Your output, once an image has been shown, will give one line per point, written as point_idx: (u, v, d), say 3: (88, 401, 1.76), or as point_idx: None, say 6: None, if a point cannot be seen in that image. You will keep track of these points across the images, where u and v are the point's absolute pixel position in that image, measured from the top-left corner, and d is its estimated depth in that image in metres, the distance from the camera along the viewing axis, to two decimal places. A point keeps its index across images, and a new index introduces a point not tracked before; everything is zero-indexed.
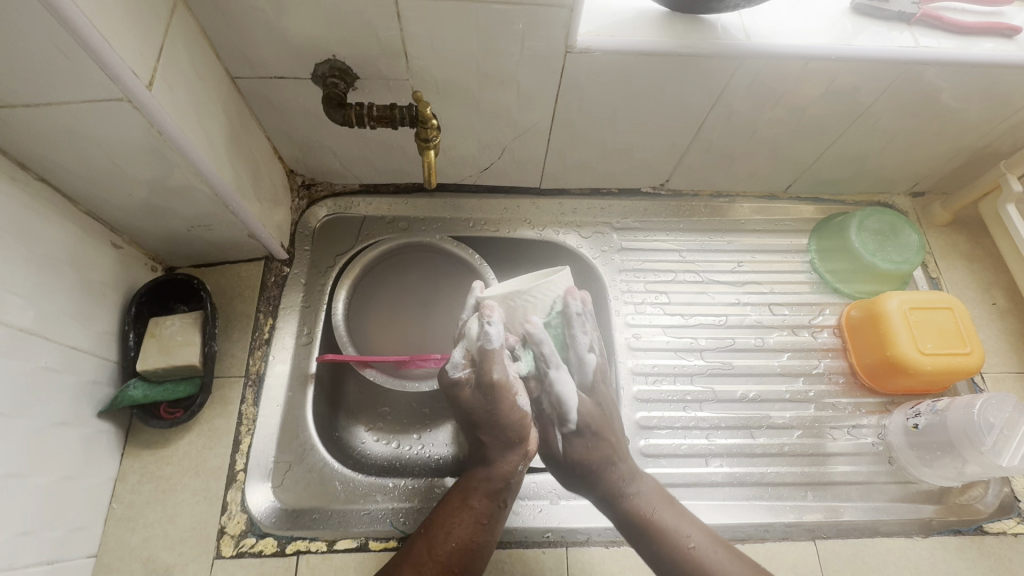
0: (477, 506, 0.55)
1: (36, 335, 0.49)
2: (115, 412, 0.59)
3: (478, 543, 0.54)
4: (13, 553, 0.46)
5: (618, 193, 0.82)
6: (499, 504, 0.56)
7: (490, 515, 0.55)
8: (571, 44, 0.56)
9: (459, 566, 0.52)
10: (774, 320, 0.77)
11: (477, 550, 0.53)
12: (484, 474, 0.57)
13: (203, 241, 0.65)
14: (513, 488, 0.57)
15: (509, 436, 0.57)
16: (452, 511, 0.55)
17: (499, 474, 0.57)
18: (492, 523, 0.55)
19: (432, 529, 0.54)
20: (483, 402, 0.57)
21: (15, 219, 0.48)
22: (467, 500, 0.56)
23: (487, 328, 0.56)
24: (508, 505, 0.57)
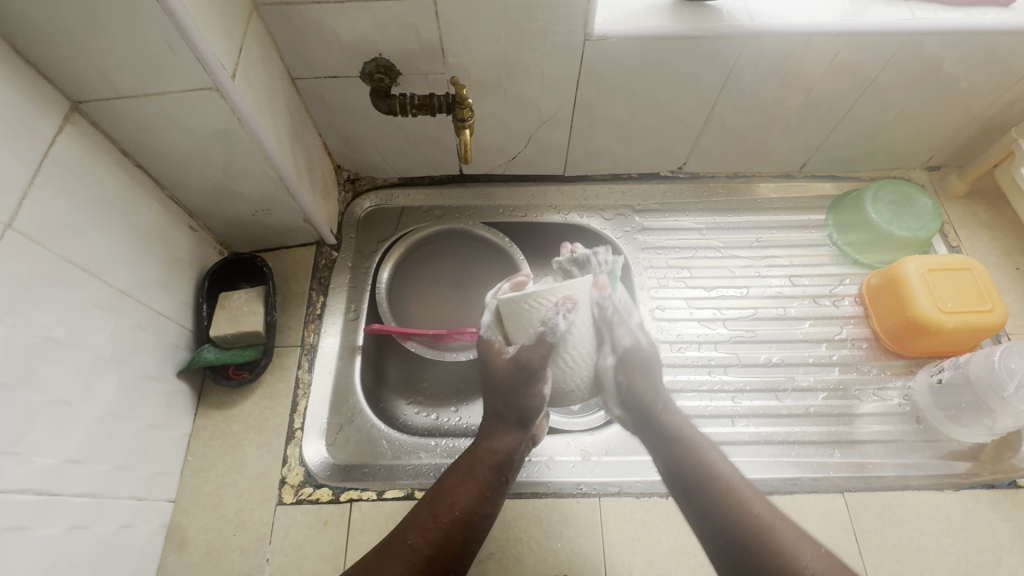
0: (480, 477, 0.56)
1: (134, 297, 0.57)
2: (190, 374, 0.66)
3: (479, 513, 0.55)
4: (113, 484, 0.53)
5: (638, 178, 0.88)
6: (501, 478, 0.57)
7: (492, 490, 0.56)
8: (589, 32, 0.62)
9: (460, 533, 0.53)
10: (795, 290, 0.80)
11: (480, 520, 0.55)
12: (488, 450, 0.58)
13: (264, 225, 0.73)
14: (512, 467, 0.58)
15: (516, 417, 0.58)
16: (457, 482, 0.55)
17: (500, 450, 0.58)
18: (495, 496, 0.56)
19: (439, 497, 0.54)
20: (516, 377, 0.57)
21: (119, 197, 0.56)
22: (474, 473, 0.56)
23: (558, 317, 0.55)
24: (507, 481, 0.58)
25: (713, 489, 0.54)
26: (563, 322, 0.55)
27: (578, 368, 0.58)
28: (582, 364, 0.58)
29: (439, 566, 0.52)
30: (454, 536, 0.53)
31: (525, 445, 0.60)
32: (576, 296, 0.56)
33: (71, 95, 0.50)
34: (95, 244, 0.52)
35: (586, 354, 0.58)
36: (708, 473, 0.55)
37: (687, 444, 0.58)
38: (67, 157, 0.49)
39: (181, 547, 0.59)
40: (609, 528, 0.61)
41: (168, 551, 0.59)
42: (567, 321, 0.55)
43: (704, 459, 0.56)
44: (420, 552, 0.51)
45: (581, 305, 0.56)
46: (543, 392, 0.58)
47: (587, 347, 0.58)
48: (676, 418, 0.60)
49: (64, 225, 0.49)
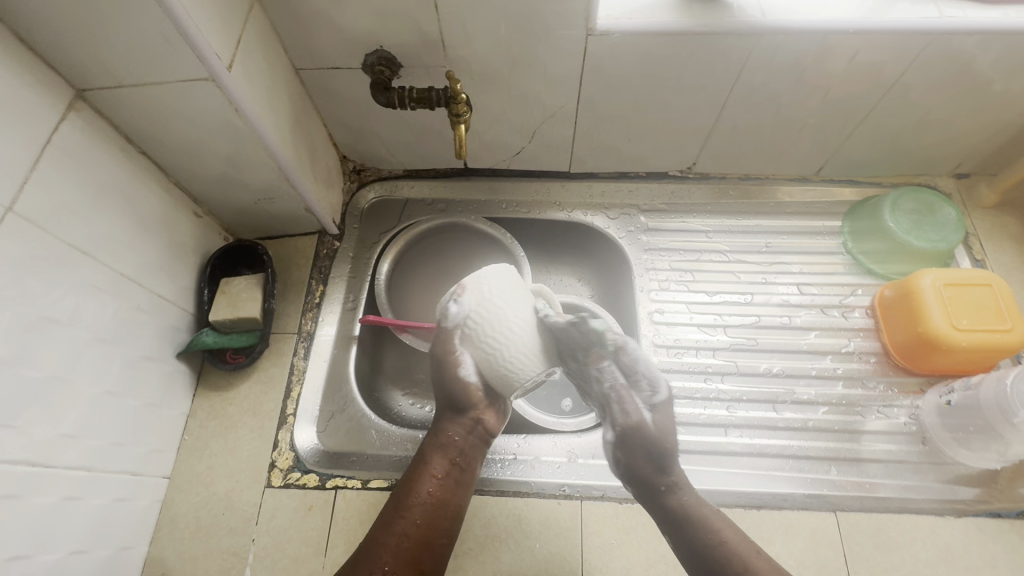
0: (434, 463, 0.55)
1: (134, 280, 0.59)
2: (190, 356, 0.68)
3: (442, 500, 0.54)
4: (107, 459, 0.55)
5: (646, 177, 0.86)
6: (459, 463, 0.56)
7: (451, 475, 0.55)
8: (592, 27, 0.61)
9: (425, 523, 0.52)
10: (803, 299, 0.77)
11: (444, 507, 0.54)
12: (440, 436, 0.57)
13: (267, 213, 0.74)
14: (470, 450, 0.57)
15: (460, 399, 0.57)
16: (415, 474, 0.55)
17: (452, 434, 0.56)
18: (456, 480, 0.55)
19: (400, 493, 0.54)
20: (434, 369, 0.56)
21: (123, 183, 0.58)
22: (429, 460, 0.55)
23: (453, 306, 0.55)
24: (468, 465, 0.56)
25: (721, 564, 0.50)
26: (454, 306, 0.55)
27: (496, 344, 0.52)
28: (501, 342, 0.52)
29: (409, 560, 0.50)
30: (419, 527, 0.52)
31: (478, 428, 0.57)
32: (470, 282, 0.55)
33: (76, 83, 0.51)
34: (97, 228, 0.54)
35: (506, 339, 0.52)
36: (717, 551, 0.50)
37: (693, 520, 0.52)
38: (70, 144, 0.51)
39: (173, 522, 0.61)
40: (589, 531, 0.61)
41: (161, 525, 0.61)
42: (459, 307, 0.54)
43: (711, 531, 0.51)
44: (386, 546, 0.50)
45: (478, 289, 0.54)
46: (467, 376, 0.55)
47: (499, 323, 0.52)
48: (682, 492, 0.54)
49: (66, 209, 0.51)
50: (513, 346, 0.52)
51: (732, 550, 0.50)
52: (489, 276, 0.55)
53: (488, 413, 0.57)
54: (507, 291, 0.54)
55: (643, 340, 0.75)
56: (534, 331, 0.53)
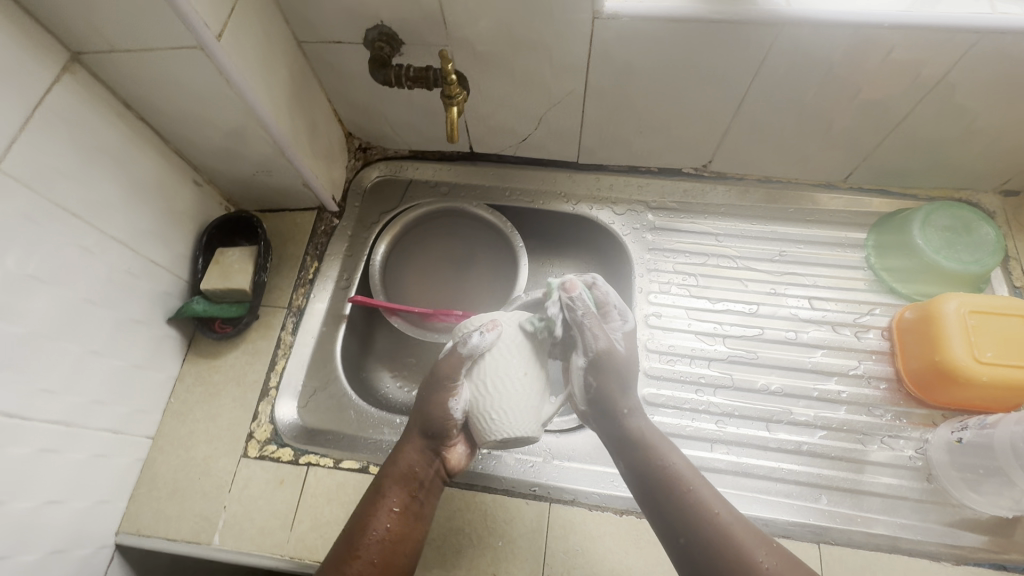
0: (392, 497, 0.54)
1: (126, 244, 0.60)
2: (181, 321, 0.69)
3: (400, 535, 0.53)
4: (88, 416, 0.57)
5: (658, 172, 0.81)
6: (418, 497, 0.55)
7: (410, 510, 0.54)
8: (598, 10, 0.57)
9: (380, 561, 0.51)
10: (814, 314, 0.72)
11: (400, 544, 0.52)
12: (400, 469, 0.55)
13: (266, 187, 0.74)
14: (429, 483, 0.56)
15: (424, 428, 0.56)
16: (371, 509, 0.54)
17: (414, 466, 0.56)
18: (413, 514, 0.54)
19: (354, 528, 0.52)
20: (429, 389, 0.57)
21: (118, 148, 0.59)
22: (386, 494, 0.54)
23: (478, 335, 0.55)
24: (426, 498, 0.55)
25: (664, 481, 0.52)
26: (479, 338, 0.55)
27: (492, 392, 0.53)
28: (496, 392, 0.53)
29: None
30: (374, 565, 0.51)
31: (436, 460, 0.56)
32: (501, 325, 0.57)
33: (71, 46, 0.52)
34: (88, 191, 0.55)
35: (510, 393, 0.53)
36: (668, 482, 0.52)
37: (644, 446, 0.55)
38: (63, 106, 0.52)
39: (153, 481, 0.63)
40: (554, 535, 0.59)
41: (141, 483, 0.63)
42: (482, 338, 0.55)
43: (661, 462, 0.53)
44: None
45: (504, 335, 0.56)
46: (457, 408, 0.55)
47: (509, 375, 0.54)
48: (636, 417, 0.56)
49: (56, 171, 0.52)
50: (506, 400, 0.53)
51: (677, 477, 0.53)
52: (517, 329, 0.57)
53: (447, 446, 0.57)
54: (524, 350, 0.56)
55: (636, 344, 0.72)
56: (530, 392, 0.54)
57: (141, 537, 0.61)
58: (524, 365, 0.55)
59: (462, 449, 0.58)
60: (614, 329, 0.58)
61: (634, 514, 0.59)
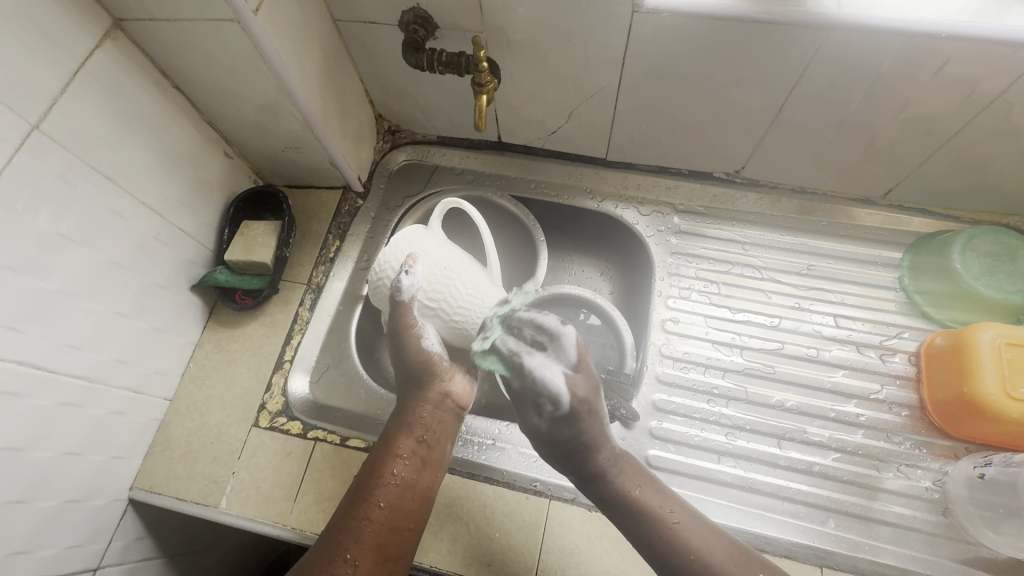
0: (401, 445, 0.56)
1: (156, 210, 0.62)
2: (204, 289, 0.71)
3: (410, 481, 0.55)
4: (110, 374, 0.59)
5: (687, 175, 0.80)
6: (424, 442, 0.57)
7: (416, 456, 0.56)
8: (638, 3, 0.55)
9: (389, 505, 0.53)
10: (838, 332, 0.70)
11: (408, 489, 0.54)
12: (405, 418, 0.58)
13: (294, 163, 0.75)
14: (436, 427, 0.58)
15: (420, 377, 0.59)
16: (379, 458, 0.56)
17: (417, 414, 0.58)
18: (421, 461, 0.56)
19: (365, 477, 0.55)
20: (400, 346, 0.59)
21: (153, 116, 0.60)
22: (393, 443, 0.56)
23: (405, 278, 0.56)
24: (433, 443, 0.57)
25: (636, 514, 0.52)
26: (408, 277, 0.56)
27: (447, 292, 0.57)
28: (450, 293, 0.57)
29: (372, 544, 0.50)
30: (383, 509, 0.52)
31: (442, 405, 0.59)
32: (419, 253, 0.57)
33: (115, 13, 0.53)
34: (123, 156, 0.57)
35: (458, 285, 0.57)
36: (649, 520, 0.52)
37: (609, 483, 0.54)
38: (104, 71, 0.53)
39: (168, 442, 0.66)
40: (552, 532, 0.59)
41: (156, 442, 0.66)
42: (409, 276, 0.56)
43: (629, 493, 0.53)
44: (350, 531, 0.51)
45: (424, 254, 0.57)
46: (430, 346, 0.59)
47: (450, 279, 0.57)
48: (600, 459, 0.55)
49: (92, 134, 0.53)
50: (464, 291, 0.58)
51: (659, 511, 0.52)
52: (427, 241, 0.58)
53: (450, 389, 0.60)
54: (444, 250, 0.59)
55: (650, 348, 0.70)
56: (469, 277, 0.59)
57: (153, 494, 0.63)
58: (451, 263, 0.58)
59: (460, 386, 0.61)
60: (546, 412, 0.56)
61: None
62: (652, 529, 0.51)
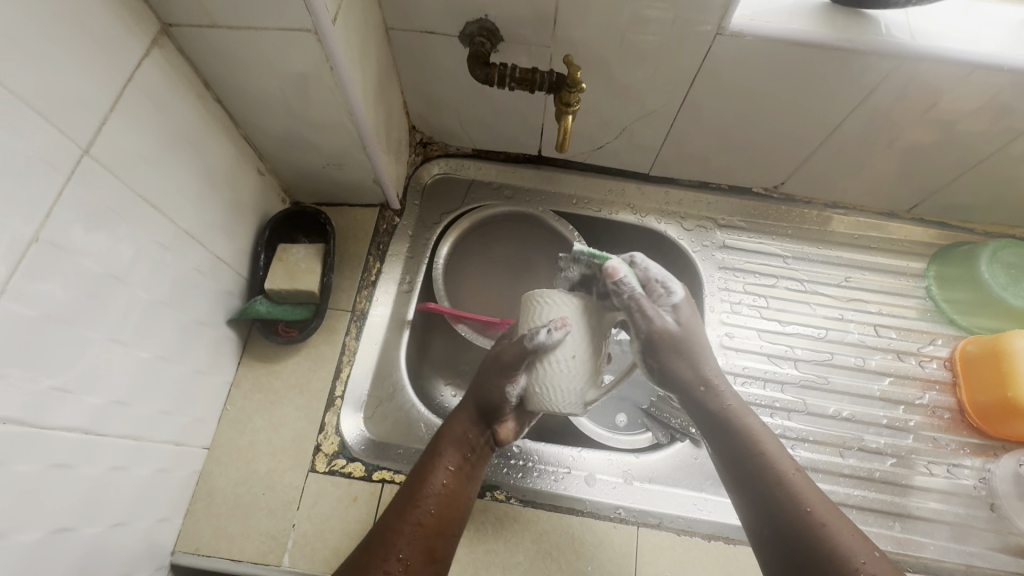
0: (450, 455, 0.54)
1: (197, 239, 0.55)
2: (239, 322, 0.64)
3: (456, 491, 0.53)
4: (154, 428, 0.52)
5: (727, 190, 0.81)
6: (472, 457, 0.55)
7: (463, 469, 0.54)
8: (724, 26, 0.55)
9: (437, 514, 0.51)
10: (879, 341, 0.74)
11: (455, 500, 0.53)
12: (454, 429, 0.56)
13: (332, 179, 0.70)
14: (483, 442, 0.56)
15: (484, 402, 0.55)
16: (427, 467, 0.53)
17: (468, 427, 0.56)
18: (466, 475, 0.54)
19: (412, 483, 0.52)
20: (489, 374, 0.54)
21: (196, 132, 0.53)
22: (443, 451, 0.54)
23: (544, 335, 0.48)
24: (478, 461, 0.55)
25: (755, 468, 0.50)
26: (545, 337, 0.48)
27: (552, 369, 0.49)
28: (560, 368, 0.49)
29: (421, 548, 0.49)
30: (433, 515, 0.51)
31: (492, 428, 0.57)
32: (572, 321, 0.49)
33: (163, 17, 0.46)
34: (167, 179, 0.50)
35: (566, 384, 0.49)
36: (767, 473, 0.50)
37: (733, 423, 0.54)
38: (151, 84, 0.46)
39: (211, 496, 0.59)
40: (644, 560, 0.58)
41: (197, 497, 0.58)
42: (546, 338, 0.48)
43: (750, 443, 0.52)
44: (400, 533, 0.49)
45: (577, 312, 0.50)
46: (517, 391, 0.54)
47: (572, 356, 0.49)
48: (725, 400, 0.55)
49: (139, 157, 0.46)
50: (558, 377, 0.49)
51: (776, 462, 0.50)
52: (582, 315, 0.50)
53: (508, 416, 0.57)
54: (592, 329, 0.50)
55: None
56: (587, 378, 0.50)
57: (201, 556, 0.56)
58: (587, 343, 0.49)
59: (512, 424, 0.57)
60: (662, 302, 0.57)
61: (721, 540, 0.60)
62: (765, 476, 0.50)
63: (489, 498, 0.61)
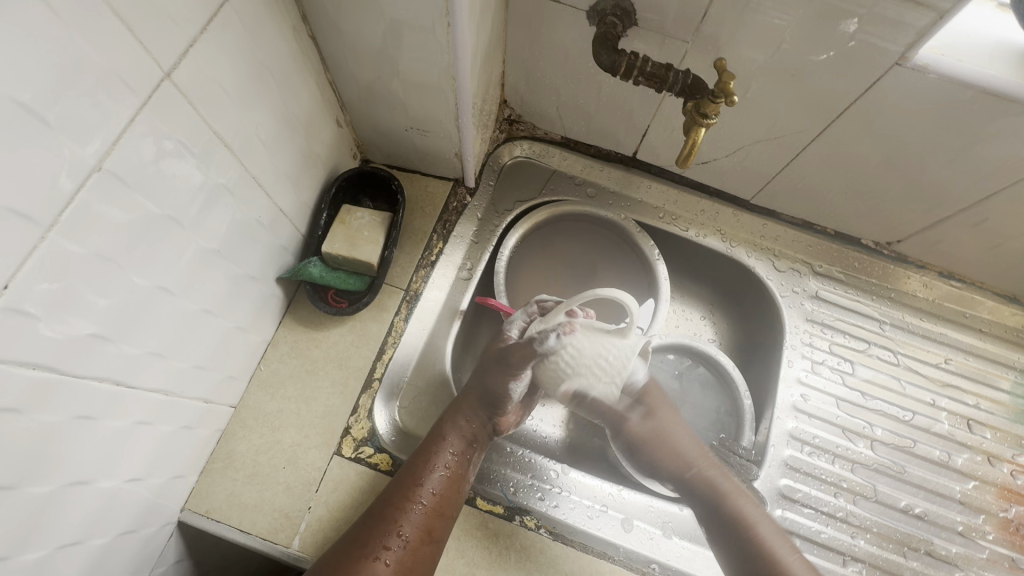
0: (452, 440, 0.53)
1: (263, 187, 0.50)
2: (288, 280, 0.59)
3: (457, 473, 0.52)
4: (187, 383, 0.48)
5: (832, 236, 0.73)
6: (473, 441, 0.55)
7: (467, 453, 0.54)
8: (907, 56, 0.47)
9: (440, 495, 0.50)
10: (968, 437, 0.66)
11: (457, 482, 0.52)
12: (455, 414, 0.55)
13: (411, 144, 0.64)
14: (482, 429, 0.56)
15: (488, 388, 0.56)
16: (431, 447, 0.53)
17: (470, 413, 0.55)
18: (469, 460, 0.54)
19: (415, 462, 0.52)
20: (494, 365, 0.58)
21: (284, 70, 0.47)
22: (445, 434, 0.54)
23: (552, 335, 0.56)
24: (480, 449, 0.55)
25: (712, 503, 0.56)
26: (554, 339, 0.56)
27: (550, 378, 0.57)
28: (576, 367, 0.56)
29: (422, 526, 0.48)
30: (435, 496, 0.50)
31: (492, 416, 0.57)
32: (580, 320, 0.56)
33: None
34: (247, 118, 0.45)
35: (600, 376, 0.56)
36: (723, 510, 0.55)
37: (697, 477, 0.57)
38: (249, 8, 0.40)
39: (230, 458, 0.55)
40: None
41: (216, 457, 0.55)
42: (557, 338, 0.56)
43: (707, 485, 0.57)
44: (403, 510, 0.48)
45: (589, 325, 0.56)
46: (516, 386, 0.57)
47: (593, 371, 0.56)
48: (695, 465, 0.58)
49: (222, 90, 0.41)
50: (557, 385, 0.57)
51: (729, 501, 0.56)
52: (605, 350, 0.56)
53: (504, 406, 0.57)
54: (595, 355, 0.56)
55: (776, 425, 0.65)
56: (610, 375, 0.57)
57: (210, 520, 0.53)
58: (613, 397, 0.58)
59: (512, 417, 0.58)
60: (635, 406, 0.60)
61: None
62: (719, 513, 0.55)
63: (517, 523, 0.56)
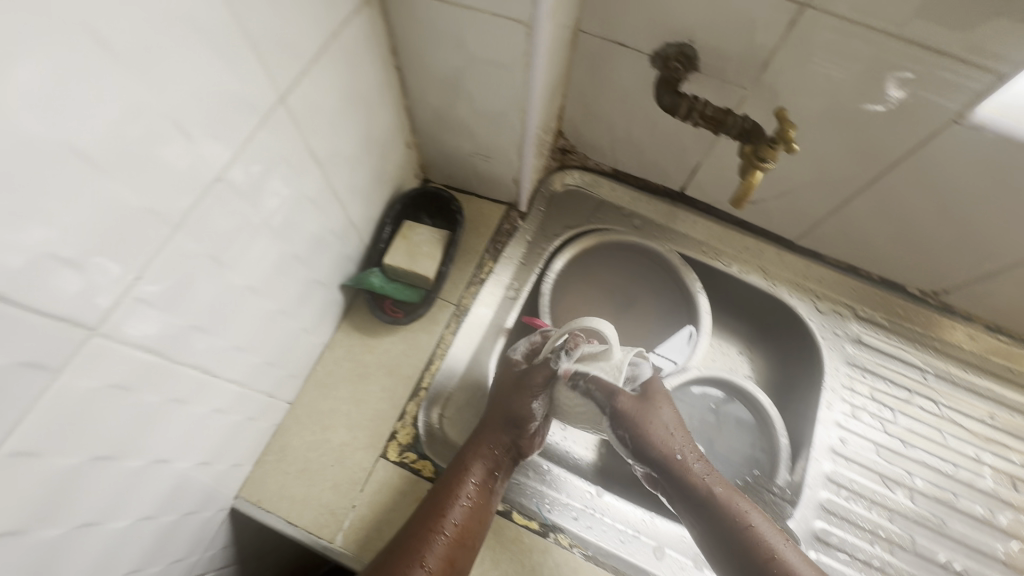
0: (474, 471, 0.55)
1: (340, 200, 0.54)
2: (349, 288, 0.63)
3: (478, 504, 0.53)
4: (257, 376, 0.51)
5: (876, 282, 0.74)
6: (495, 472, 0.56)
7: (489, 483, 0.55)
8: (964, 114, 0.48)
9: (462, 525, 0.51)
10: (1013, 496, 0.65)
11: (480, 513, 0.53)
12: (476, 445, 0.56)
13: (471, 168, 0.68)
14: (504, 460, 0.57)
15: (510, 417, 0.58)
16: (453, 477, 0.54)
17: (492, 444, 0.57)
18: (491, 490, 0.55)
19: (439, 492, 0.53)
20: (510, 392, 0.59)
21: (370, 96, 0.52)
22: (468, 464, 0.55)
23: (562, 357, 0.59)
24: (502, 478, 0.57)
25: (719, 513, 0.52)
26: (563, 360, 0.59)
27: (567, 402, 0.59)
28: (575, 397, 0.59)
29: (444, 555, 0.49)
30: (458, 526, 0.51)
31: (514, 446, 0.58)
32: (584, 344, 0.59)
33: None
34: (336, 138, 0.49)
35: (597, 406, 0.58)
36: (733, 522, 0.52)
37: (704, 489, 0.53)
38: (351, 41, 0.45)
39: (283, 452, 0.58)
40: None
41: (270, 450, 0.58)
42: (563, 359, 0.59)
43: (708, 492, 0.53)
44: (427, 538, 0.50)
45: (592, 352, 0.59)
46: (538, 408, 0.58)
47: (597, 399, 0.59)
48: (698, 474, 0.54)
49: (321, 112, 0.45)
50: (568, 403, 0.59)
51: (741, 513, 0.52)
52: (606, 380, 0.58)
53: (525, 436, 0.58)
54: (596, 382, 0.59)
55: (813, 466, 0.65)
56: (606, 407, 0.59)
57: (261, 510, 0.55)
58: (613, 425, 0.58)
59: (536, 440, 0.59)
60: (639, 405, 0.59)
61: None
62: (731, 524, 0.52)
63: (550, 540, 0.57)
